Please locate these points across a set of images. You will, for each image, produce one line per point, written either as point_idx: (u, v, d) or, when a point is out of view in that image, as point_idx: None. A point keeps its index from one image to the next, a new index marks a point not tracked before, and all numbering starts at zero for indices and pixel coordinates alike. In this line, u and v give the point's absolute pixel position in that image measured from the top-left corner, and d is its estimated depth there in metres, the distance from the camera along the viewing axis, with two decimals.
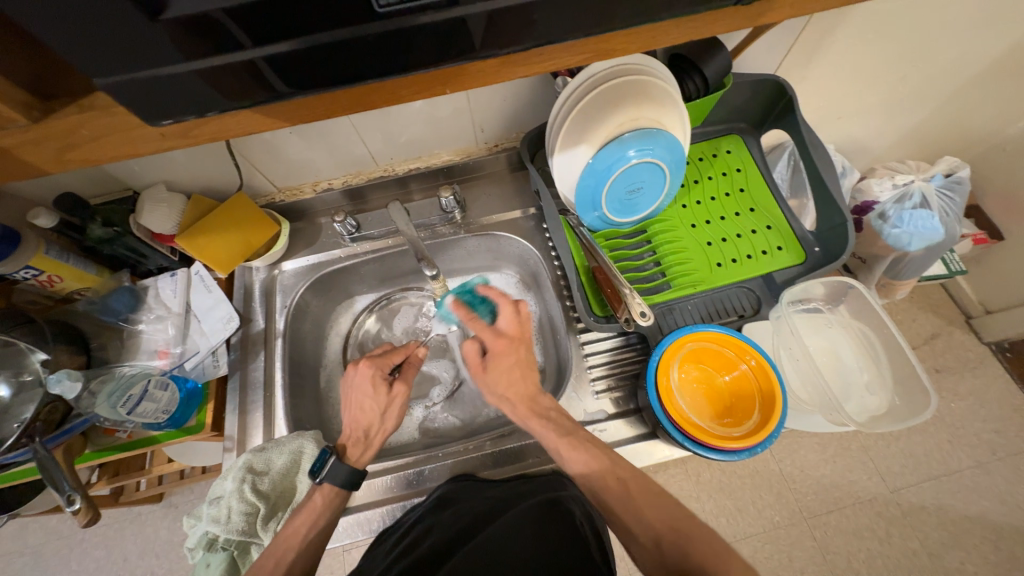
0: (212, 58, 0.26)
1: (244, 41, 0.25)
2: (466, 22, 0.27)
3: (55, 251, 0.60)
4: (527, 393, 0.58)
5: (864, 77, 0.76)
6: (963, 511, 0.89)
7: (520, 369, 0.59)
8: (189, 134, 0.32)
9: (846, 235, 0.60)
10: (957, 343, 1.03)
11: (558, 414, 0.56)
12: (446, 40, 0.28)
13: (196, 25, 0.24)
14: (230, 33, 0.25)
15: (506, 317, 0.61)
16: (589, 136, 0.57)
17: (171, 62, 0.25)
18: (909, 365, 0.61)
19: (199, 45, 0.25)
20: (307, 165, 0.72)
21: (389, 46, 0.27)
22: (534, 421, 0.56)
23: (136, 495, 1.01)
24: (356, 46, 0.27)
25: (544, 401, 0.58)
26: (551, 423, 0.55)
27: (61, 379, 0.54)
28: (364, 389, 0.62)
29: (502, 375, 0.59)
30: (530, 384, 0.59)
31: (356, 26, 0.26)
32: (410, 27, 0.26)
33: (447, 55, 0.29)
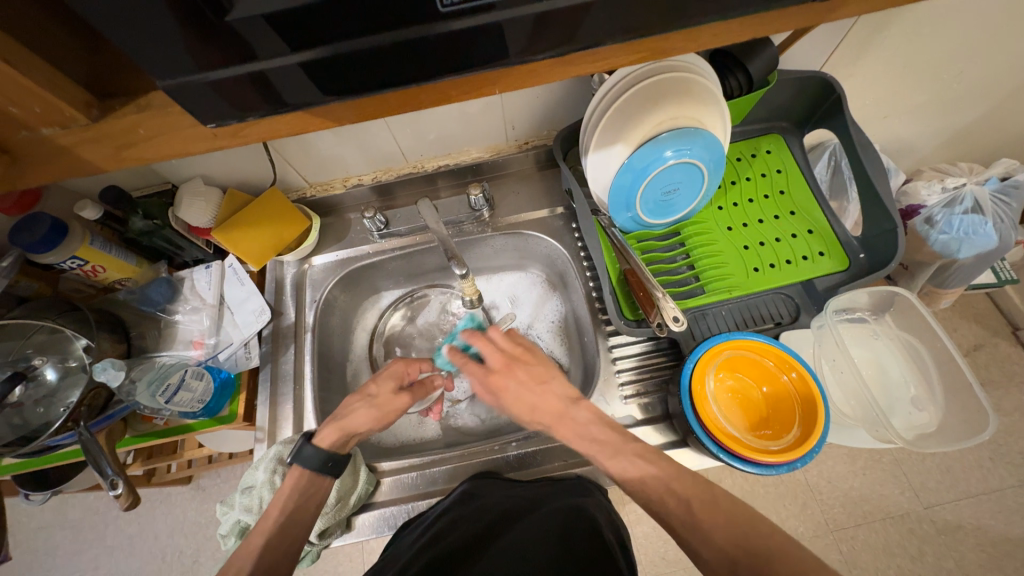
0: (269, 62, 0.26)
1: (301, 43, 0.25)
2: (526, 21, 0.26)
3: (100, 242, 0.63)
4: (555, 413, 0.52)
5: (917, 76, 0.72)
6: (1003, 532, 0.84)
7: (531, 385, 0.53)
8: (237, 134, 0.32)
9: (895, 241, 0.57)
10: (1003, 355, 0.97)
11: (596, 426, 0.50)
12: (502, 40, 0.27)
13: (256, 28, 0.24)
14: (287, 34, 0.25)
15: (487, 348, 0.56)
16: (626, 135, 0.55)
17: (231, 63, 0.25)
18: (963, 382, 0.57)
19: (259, 47, 0.25)
20: (337, 161, 0.72)
21: (446, 47, 0.27)
22: (576, 443, 0.50)
23: (167, 477, 1.05)
24: (413, 48, 0.26)
25: (580, 414, 0.51)
26: (596, 444, 0.49)
27: (106, 368, 0.55)
28: (384, 386, 0.59)
29: (518, 405, 0.53)
30: (552, 399, 0.52)
31: (416, 27, 0.25)
32: (466, 30, 0.26)
33: (502, 56, 0.28)
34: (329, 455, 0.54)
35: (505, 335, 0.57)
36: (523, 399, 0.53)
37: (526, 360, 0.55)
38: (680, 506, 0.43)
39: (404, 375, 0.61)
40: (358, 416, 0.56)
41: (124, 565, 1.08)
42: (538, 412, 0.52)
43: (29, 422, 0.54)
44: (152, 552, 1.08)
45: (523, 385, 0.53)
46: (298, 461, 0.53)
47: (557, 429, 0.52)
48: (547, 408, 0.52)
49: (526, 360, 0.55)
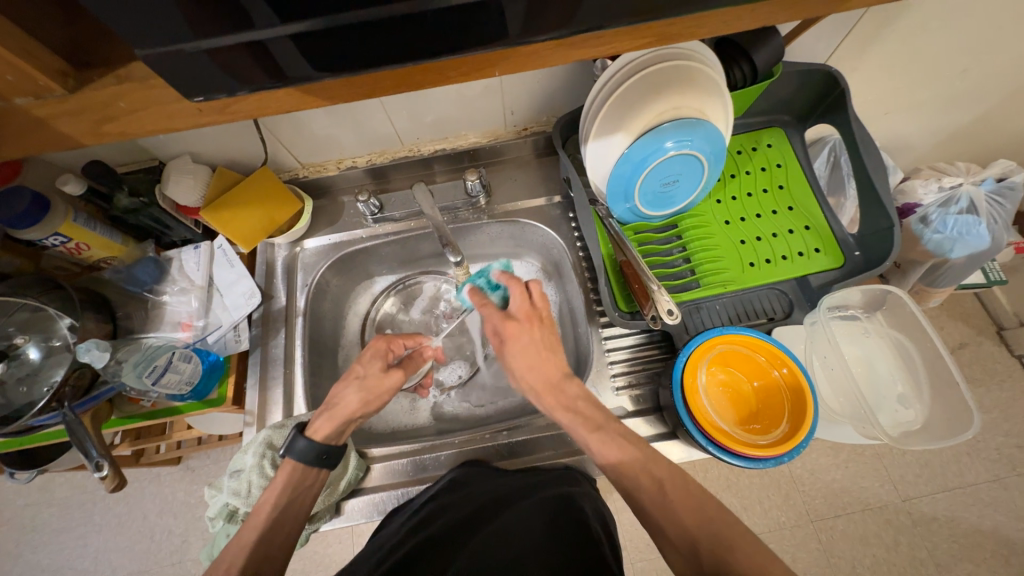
0: (256, 33, 0.24)
1: (291, 14, 0.24)
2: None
3: (83, 219, 0.61)
4: (551, 381, 0.51)
5: (921, 73, 0.71)
6: (976, 524, 0.87)
7: (540, 349, 0.52)
8: (225, 110, 0.30)
9: (891, 240, 0.57)
10: (987, 354, 0.99)
11: (585, 404, 0.50)
12: (505, 18, 0.26)
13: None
14: (277, 5, 0.23)
15: (517, 297, 0.54)
16: (627, 124, 0.54)
17: (218, 33, 0.24)
18: (951, 381, 0.58)
19: (249, 18, 0.24)
20: (331, 142, 0.70)
21: (447, 24, 0.25)
22: (560, 413, 0.50)
23: (156, 457, 1.04)
24: (410, 24, 0.25)
25: (571, 389, 0.51)
26: (579, 416, 0.49)
27: (90, 349, 0.54)
28: (371, 367, 0.58)
29: (520, 360, 0.52)
30: (553, 368, 0.52)
31: (414, 2, 0.24)
32: (469, 5, 0.25)
33: (503, 36, 0.27)
34: (323, 448, 0.53)
35: (540, 293, 0.55)
36: (527, 360, 0.52)
37: (549, 324, 0.54)
38: (653, 494, 0.43)
39: (388, 353, 0.61)
40: (351, 400, 0.55)
41: (112, 543, 1.08)
42: (535, 373, 0.52)
43: (11, 402, 0.54)
44: (141, 532, 1.08)
45: (537, 340, 0.52)
46: (291, 454, 0.52)
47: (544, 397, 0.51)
48: (545, 371, 0.51)
49: (550, 322, 0.54)
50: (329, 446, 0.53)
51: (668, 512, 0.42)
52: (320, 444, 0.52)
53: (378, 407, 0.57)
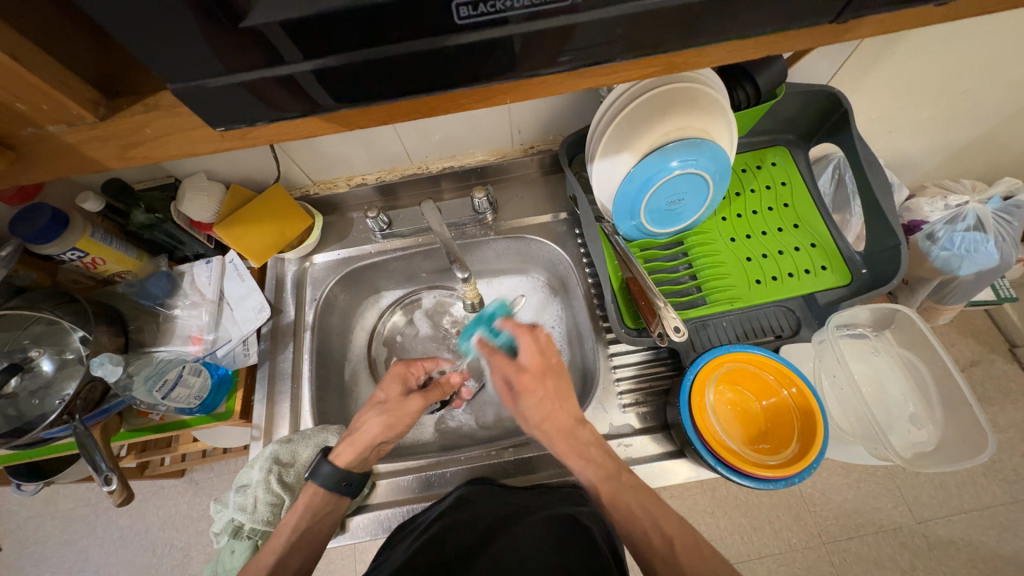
0: (281, 68, 0.26)
1: (315, 51, 0.25)
2: (542, 35, 0.26)
3: (100, 234, 0.62)
4: (564, 427, 0.55)
5: (924, 92, 0.72)
6: (994, 548, 0.85)
7: (553, 398, 0.55)
8: (246, 137, 0.31)
9: (898, 259, 0.57)
10: (999, 372, 0.98)
11: (598, 450, 0.53)
12: (518, 52, 0.27)
13: (270, 36, 0.24)
14: (302, 42, 0.25)
15: (527, 349, 0.56)
16: (632, 144, 0.55)
17: (245, 68, 0.25)
18: (963, 402, 0.57)
19: (276, 54, 0.25)
20: (342, 159, 0.72)
21: (464, 58, 0.27)
22: (573, 459, 0.53)
23: (160, 470, 1.04)
24: (428, 60, 0.26)
25: (583, 434, 0.54)
26: (592, 464, 0.52)
27: (104, 363, 0.55)
28: (391, 390, 0.61)
29: (535, 409, 0.56)
30: (565, 416, 0.55)
31: (433, 39, 0.25)
32: (484, 41, 0.26)
33: (516, 68, 0.28)
34: (345, 474, 0.55)
35: (546, 339, 0.57)
36: (540, 411, 0.55)
37: (557, 369, 0.57)
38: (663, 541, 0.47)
39: (408, 377, 0.63)
40: (370, 429, 0.56)
41: (113, 557, 1.07)
42: (550, 421, 0.55)
43: (23, 414, 0.55)
44: (143, 545, 1.08)
45: (549, 392, 0.56)
46: (315, 479, 0.54)
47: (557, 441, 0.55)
48: (559, 420, 0.55)
49: (559, 371, 0.57)
50: (351, 472, 0.55)
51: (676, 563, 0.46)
52: (343, 470, 0.54)
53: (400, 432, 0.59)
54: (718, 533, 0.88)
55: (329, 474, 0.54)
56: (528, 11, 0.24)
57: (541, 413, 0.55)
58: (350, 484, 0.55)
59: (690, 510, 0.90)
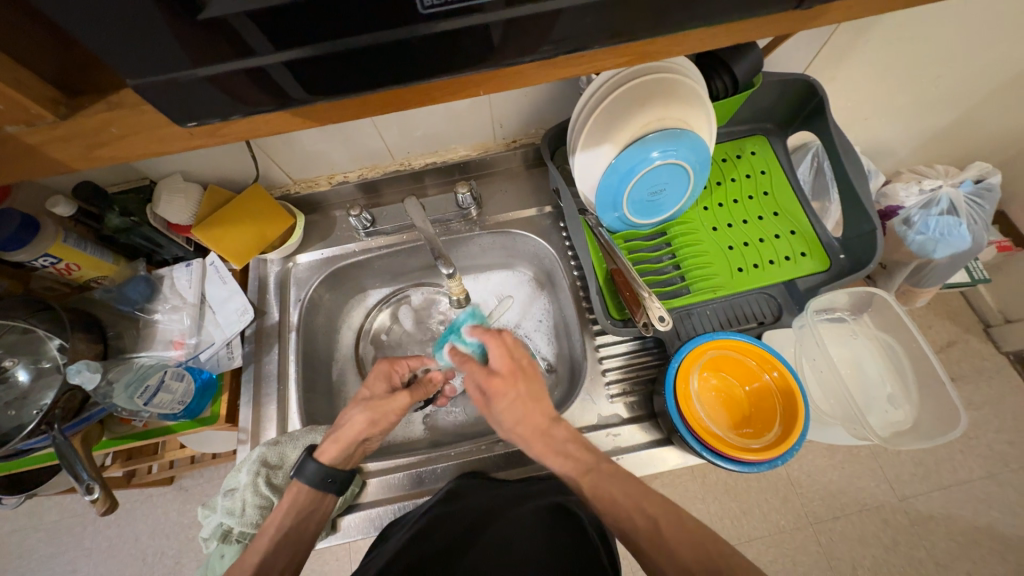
0: (247, 60, 0.25)
1: (281, 42, 0.25)
2: (510, 25, 0.26)
3: (73, 239, 0.60)
4: (539, 428, 0.54)
5: (897, 79, 0.73)
6: (972, 521, 0.88)
7: (524, 399, 0.55)
8: (217, 134, 0.31)
9: (874, 243, 0.58)
10: (974, 351, 1.01)
11: (575, 447, 0.53)
12: (488, 43, 0.27)
13: (230, 27, 0.24)
14: (267, 33, 0.24)
15: (496, 351, 0.57)
16: (613, 135, 0.55)
17: (210, 61, 0.25)
18: (937, 380, 0.59)
19: (240, 47, 0.25)
20: (321, 157, 0.71)
21: (433, 49, 0.26)
22: (551, 458, 0.53)
23: (148, 478, 1.03)
24: (397, 50, 0.26)
25: (558, 433, 0.54)
26: (570, 460, 0.53)
27: (81, 370, 0.54)
28: (376, 387, 0.61)
29: (507, 414, 0.55)
30: (539, 416, 0.55)
31: (397, 30, 0.25)
32: (453, 31, 0.26)
33: (487, 60, 0.28)
34: (328, 471, 0.55)
35: (515, 343, 0.59)
36: (515, 413, 0.55)
37: (528, 371, 0.57)
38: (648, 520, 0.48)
39: (392, 374, 0.63)
40: (353, 425, 0.56)
41: (102, 568, 1.06)
42: (523, 424, 0.54)
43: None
44: (132, 555, 1.06)
45: (523, 394, 0.55)
46: (301, 477, 0.54)
47: (534, 445, 0.54)
48: (532, 422, 0.54)
49: (530, 372, 0.57)
50: (335, 469, 0.55)
51: (659, 533, 0.47)
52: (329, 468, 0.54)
53: (388, 425, 0.59)
54: (709, 519, 0.90)
55: (320, 476, 0.54)
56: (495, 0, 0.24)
57: (512, 415, 0.54)
58: (336, 483, 0.54)
59: (682, 497, 0.91)
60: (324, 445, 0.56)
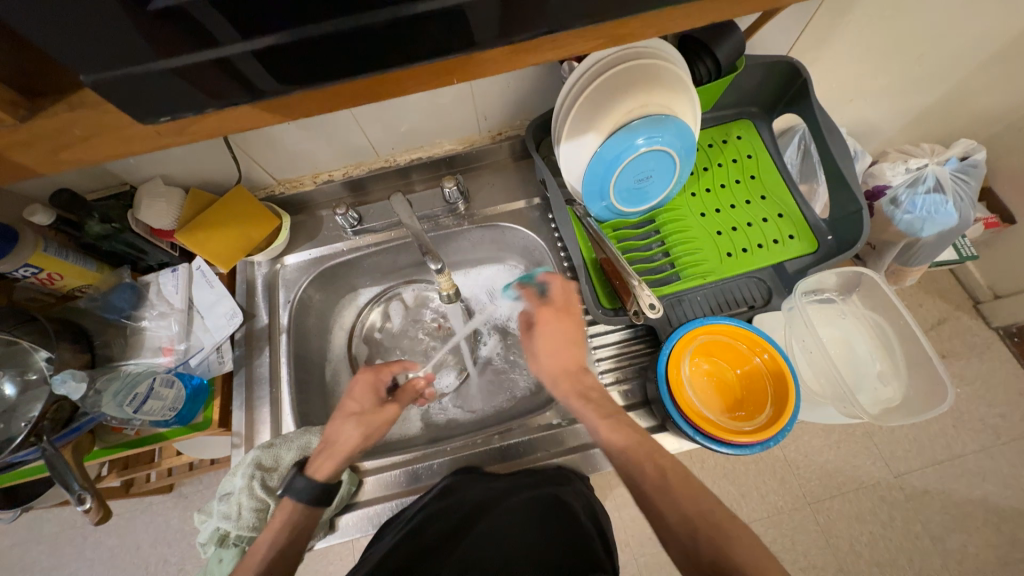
0: (208, 53, 0.25)
1: (242, 32, 0.24)
2: (476, 9, 0.26)
3: (53, 248, 0.59)
4: (569, 369, 0.58)
5: (880, 58, 0.73)
6: (966, 494, 0.89)
7: (568, 336, 0.59)
8: (185, 131, 0.30)
9: (860, 223, 0.59)
10: (965, 328, 1.02)
11: (600, 395, 0.56)
12: (454, 28, 0.27)
13: (187, 16, 0.23)
14: (227, 22, 0.24)
15: (558, 288, 0.61)
16: (597, 123, 0.55)
17: (169, 54, 0.24)
18: (925, 356, 0.60)
19: (200, 38, 0.24)
20: (305, 156, 0.70)
21: (399, 35, 0.26)
22: (574, 399, 0.56)
23: (146, 486, 1.02)
24: (362, 37, 0.26)
25: (587, 378, 0.57)
26: (592, 403, 0.55)
27: (67, 380, 0.53)
28: (363, 399, 0.61)
29: (542, 341, 0.60)
30: (572, 359, 0.59)
31: (361, 15, 0.25)
32: (417, 15, 0.25)
33: (455, 45, 0.28)
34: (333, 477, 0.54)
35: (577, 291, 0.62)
36: (548, 342, 0.59)
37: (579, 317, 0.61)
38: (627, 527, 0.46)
39: (378, 383, 0.63)
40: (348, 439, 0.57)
41: None
42: (556, 358, 0.59)
43: None
44: (135, 564, 1.06)
45: (558, 325, 0.60)
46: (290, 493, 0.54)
47: (562, 380, 0.58)
48: (563, 358, 0.58)
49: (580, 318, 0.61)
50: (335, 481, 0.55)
51: None
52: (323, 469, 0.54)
53: (378, 438, 0.60)
54: None
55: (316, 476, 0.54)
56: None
57: (549, 345, 0.59)
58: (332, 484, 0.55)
59: None
60: (318, 456, 0.57)
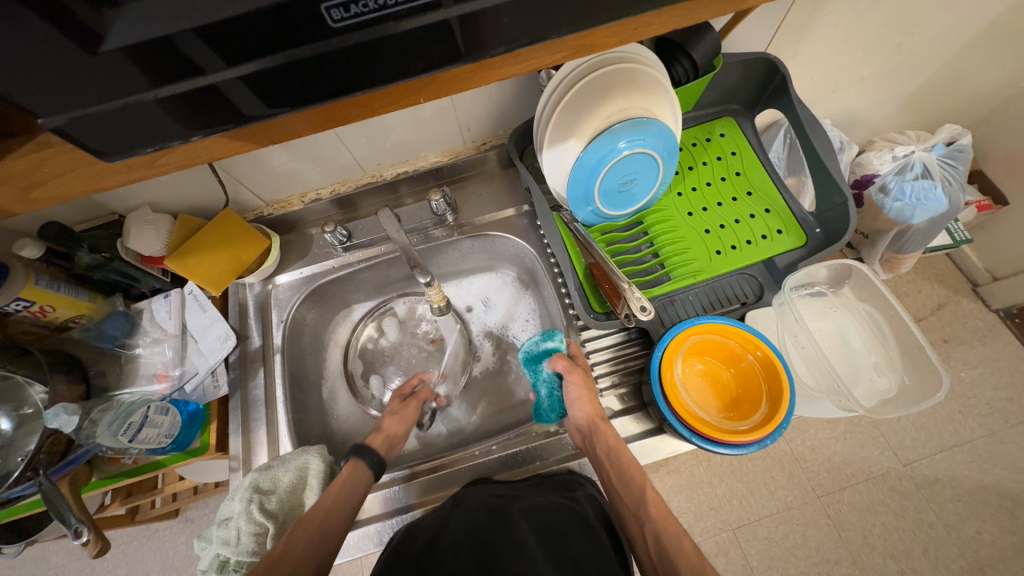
0: (164, 90, 0.26)
1: (193, 70, 0.25)
2: (426, 32, 0.26)
3: (44, 280, 0.59)
4: (594, 418, 0.59)
5: (860, 49, 0.73)
6: (977, 480, 0.88)
7: (591, 390, 0.61)
8: (154, 164, 0.31)
9: (846, 215, 0.59)
10: (965, 312, 1.01)
11: (621, 447, 0.56)
12: (407, 52, 0.27)
13: (146, 53, 0.24)
14: (176, 62, 0.24)
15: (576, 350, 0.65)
16: (577, 130, 0.55)
17: (127, 94, 0.25)
18: (917, 345, 0.59)
19: (153, 76, 0.25)
20: (292, 176, 0.71)
21: (351, 62, 0.27)
22: (599, 447, 0.56)
23: (152, 512, 1.02)
24: (316, 66, 0.26)
25: (608, 430, 0.58)
26: (612, 458, 0.55)
27: (59, 414, 0.53)
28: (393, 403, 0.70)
29: (572, 392, 0.61)
30: (597, 412, 0.60)
31: (315, 44, 0.25)
32: (366, 41, 0.26)
33: (410, 69, 0.28)
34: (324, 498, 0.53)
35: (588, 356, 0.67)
36: (578, 391, 0.60)
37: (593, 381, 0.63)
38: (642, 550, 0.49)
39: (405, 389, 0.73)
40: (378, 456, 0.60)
41: None
42: (583, 406, 0.59)
43: None
44: None
45: (584, 381, 0.61)
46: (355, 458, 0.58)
47: (591, 428, 0.58)
48: (590, 407, 0.59)
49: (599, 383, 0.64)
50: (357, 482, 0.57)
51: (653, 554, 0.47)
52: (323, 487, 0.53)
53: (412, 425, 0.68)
54: (717, 502, 0.90)
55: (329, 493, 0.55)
56: (404, 8, 0.24)
57: (579, 393, 0.60)
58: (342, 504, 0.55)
59: (688, 483, 0.91)
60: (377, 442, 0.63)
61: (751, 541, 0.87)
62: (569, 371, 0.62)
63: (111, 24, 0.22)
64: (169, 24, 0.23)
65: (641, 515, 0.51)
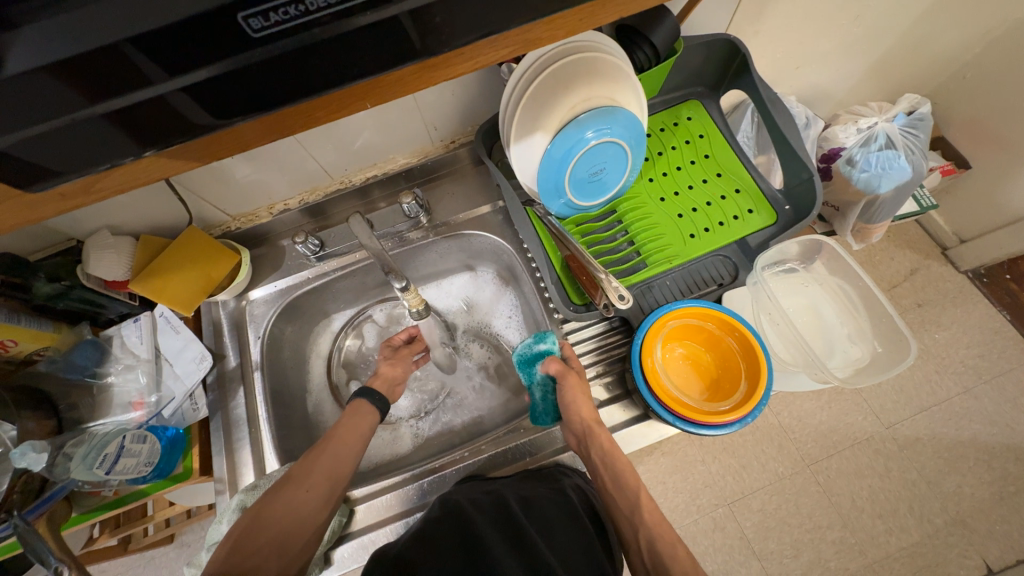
0: (78, 114, 0.25)
1: (114, 91, 0.24)
2: (360, 36, 0.25)
3: (3, 314, 0.56)
4: (590, 422, 0.58)
5: (818, 25, 0.74)
6: (956, 436, 0.91)
7: (587, 394, 0.60)
8: (91, 189, 0.30)
9: (813, 190, 0.59)
10: (936, 275, 1.04)
11: (616, 451, 0.57)
12: (341, 58, 0.26)
13: (67, 70, 0.23)
14: (89, 83, 0.24)
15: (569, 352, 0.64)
16: (543, 122, 0.55)
17: (49, 117, 0.24)
18: (886, 315, 0.61)
19: (75, 97, 0.24)
20: (258, 188, 0.69)
21: (286, 68, 0.26)
22: (595, 452, 0.57)
23: (145, 540, 0.99)
24: (250, 76, 0.26)
25: (604, 434, 0.58)
26: (606, 461, 0.56)
27: (26, 452, 0.52)
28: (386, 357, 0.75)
29: (569, 395, 0.59)
30: (593, 415, 0.59)
31: (244, 54, 0.24)
32: (297, 48, 0.25)
33: (344, 75, 0.27)
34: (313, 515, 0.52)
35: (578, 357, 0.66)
36: (575, 395, 0.59)
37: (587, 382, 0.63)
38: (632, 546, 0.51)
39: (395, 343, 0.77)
40: (365, 418, 0.62)
41: None
42: (581, 409, 0.58)
43: None
44: None
45: (579, 384, 0.61)
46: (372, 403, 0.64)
47: (588, 432, 0.58)
48: (587, 411, 0.59)
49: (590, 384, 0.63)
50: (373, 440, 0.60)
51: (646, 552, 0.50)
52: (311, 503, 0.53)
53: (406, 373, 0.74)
54: (711, 479, 0.91)
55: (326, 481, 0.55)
56: (329, 13, 0.24)
57: (577, 397, 0.59)
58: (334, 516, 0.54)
59: (681, 463, 0.92)
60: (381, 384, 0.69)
61: (746, 514, 0.89)
62: (565, 375, 0.60)
63: (10, 47, 0.21)
64: (85, 42, 0.22)
65: (635, 519, 0.53)
